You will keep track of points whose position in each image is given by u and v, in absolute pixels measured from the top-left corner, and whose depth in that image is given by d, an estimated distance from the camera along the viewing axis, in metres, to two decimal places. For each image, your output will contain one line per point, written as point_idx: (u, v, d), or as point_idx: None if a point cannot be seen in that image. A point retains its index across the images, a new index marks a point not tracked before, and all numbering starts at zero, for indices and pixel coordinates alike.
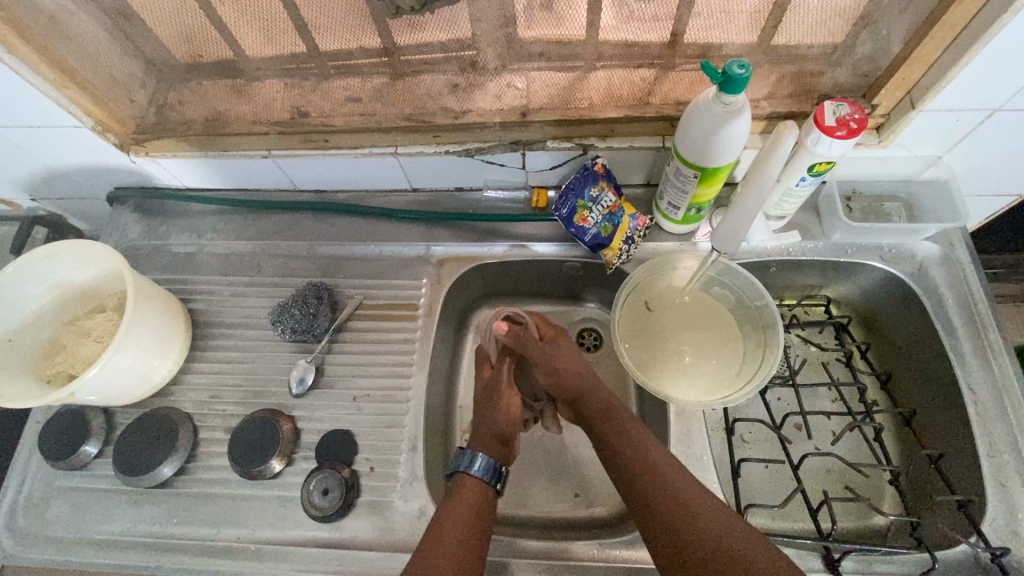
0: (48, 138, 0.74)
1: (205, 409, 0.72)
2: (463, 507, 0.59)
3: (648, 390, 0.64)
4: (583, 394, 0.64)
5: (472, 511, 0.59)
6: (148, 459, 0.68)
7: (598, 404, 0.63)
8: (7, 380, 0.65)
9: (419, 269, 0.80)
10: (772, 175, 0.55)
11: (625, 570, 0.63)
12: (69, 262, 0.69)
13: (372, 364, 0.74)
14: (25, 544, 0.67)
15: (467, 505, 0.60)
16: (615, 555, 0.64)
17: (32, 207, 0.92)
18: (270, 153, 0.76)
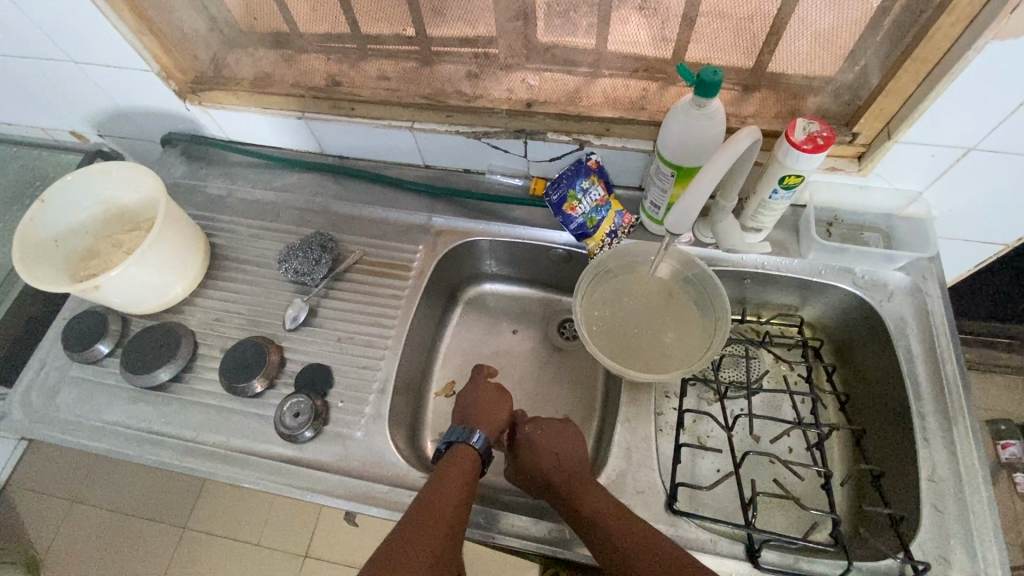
0: (118, 78, 0.85)
1: (208, 329, 0.80)
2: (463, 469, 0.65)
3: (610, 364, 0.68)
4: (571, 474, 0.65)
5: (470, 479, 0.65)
6: (149, 362, 0.75)
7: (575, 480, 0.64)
8: (46, 271, 0.74)
9: (418, 237, 0.87)
10: (724, 161, 0.59)
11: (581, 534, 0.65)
12: (117, 181, 0.79)
13: (360, 312, 0.81)
14: (34, 419, 0.75)
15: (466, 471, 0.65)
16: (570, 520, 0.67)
17: (97, 142, 1.06)
18: (304, 115, 0.86)
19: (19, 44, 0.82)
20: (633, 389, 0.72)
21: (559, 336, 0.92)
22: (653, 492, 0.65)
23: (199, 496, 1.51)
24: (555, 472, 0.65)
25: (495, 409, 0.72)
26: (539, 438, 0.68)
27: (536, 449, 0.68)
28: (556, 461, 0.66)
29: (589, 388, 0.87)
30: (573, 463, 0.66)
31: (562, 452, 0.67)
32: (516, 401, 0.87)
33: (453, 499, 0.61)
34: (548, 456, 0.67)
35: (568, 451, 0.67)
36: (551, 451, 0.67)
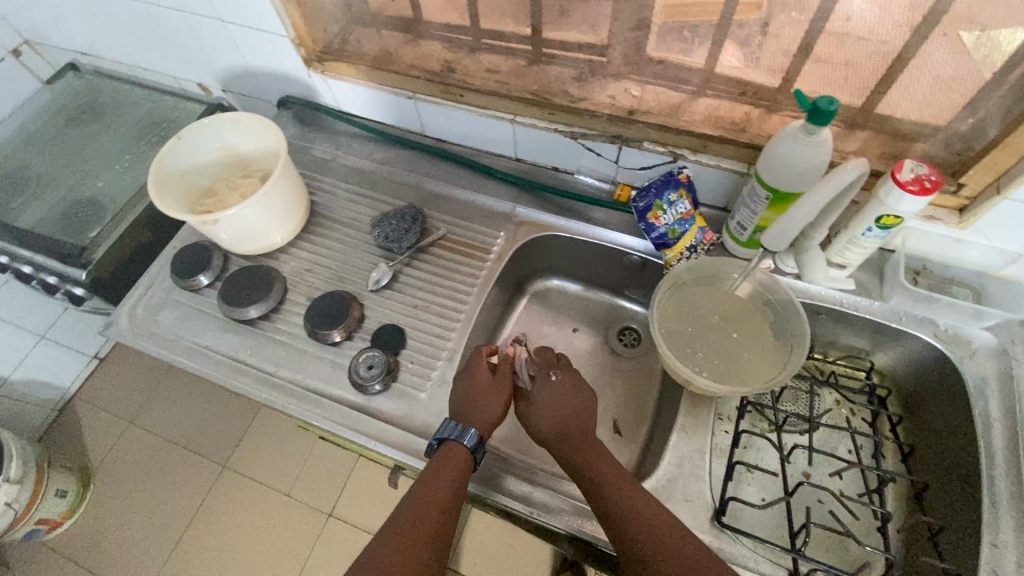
0: (256, 40, 0.94)
1: (298, 277, 0.87)
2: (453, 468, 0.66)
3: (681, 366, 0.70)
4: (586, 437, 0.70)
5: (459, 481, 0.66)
6: (244, 298, 0.82)
7: (588, 446, 0.68)
8: (173, 199, 0.82)
9: (501, 224, 0.91)
10: (824, 198, 0.64)
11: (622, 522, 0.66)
12: (244, 130, 0.86)
13: (438, 284, 0.85)
14: (136, 331, 0.82)
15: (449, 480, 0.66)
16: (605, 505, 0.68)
17: (220, 96, 1.16)
18: (414, 96, 0.91)
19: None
20: (693, 400, 0.73)
21: (618, 342, 0.94)
22: (701, 501, 0.66)
23: (242, 440, 1.59)
24: (575, 432, 0.70)
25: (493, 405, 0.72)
26: (564, 400, 0.72)
27: (557, 409, 0.72)
28: (574, 422, 0.71)
29: (642, 395, 0.89)
30: (587, 427, 0.71)
31: (578, 413, 0.72)
32: None
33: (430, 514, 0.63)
34: (567, 415, 0.71)
35: (583, 416, 0.71)
36: (571, 413, 0.72)
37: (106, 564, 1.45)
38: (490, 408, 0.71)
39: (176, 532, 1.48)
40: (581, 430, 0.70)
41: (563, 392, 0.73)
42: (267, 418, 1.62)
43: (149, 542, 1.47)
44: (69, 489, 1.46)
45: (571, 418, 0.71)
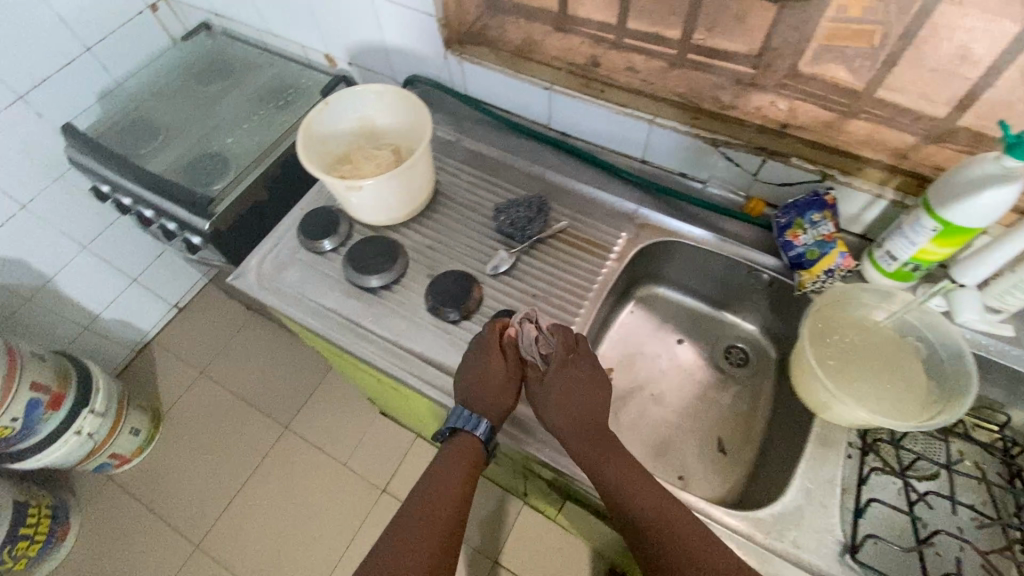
0: (400, 16, 0.95)
1: (420, 253, 0.88)
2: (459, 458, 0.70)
3: (834, 394, 0.66)
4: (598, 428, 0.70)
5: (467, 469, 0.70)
6: (367, 267, 0.84)
7: (601, 439, 0.69)
8: (314, 161, 0.83)
9: (622, 224, 0.89)
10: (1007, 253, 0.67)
11: (742, 542, 0.63)
12: (386, 103, 0.87)
13: (556, 277, 0.84)
14: (262, 285, 0.85)
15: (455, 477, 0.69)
16: (717, 517, 0.65)
17: (344, 68, 1.18)
18: (551, 87, 0.91)
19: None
20: (822, 431, 0.70)
21: (724, 359, 0.92)
22: (829, 536, 0.63)
23: (305, 405, 1.63)
24: (587, 422, 0.70)
25: (502, 395, 0.72)
26: (575, 388, 0.72)
27: (567, 397, 0.71)
28: (584, 411, 0.70)
29: (747, 416, 0.86)
30: (595, 416, 0.71)
31: (587, 399, 0.71)
32: (670, 405, 0.88)
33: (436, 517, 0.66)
34: (577, 404, 0.71)
35: (592, 404, 0.71)
36: (581, 402, 0.71)
37: (167, 506, 1.50)
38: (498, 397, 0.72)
39: (236, 484, 1.52)
40: (591, 419, 0.70)
41: (572, 378, 0.73)
42: (331, 387, 1.65)
43: (209, 491, 1.52)
44: (142, 428, 1.52)
45: (579, 408, 0.70)
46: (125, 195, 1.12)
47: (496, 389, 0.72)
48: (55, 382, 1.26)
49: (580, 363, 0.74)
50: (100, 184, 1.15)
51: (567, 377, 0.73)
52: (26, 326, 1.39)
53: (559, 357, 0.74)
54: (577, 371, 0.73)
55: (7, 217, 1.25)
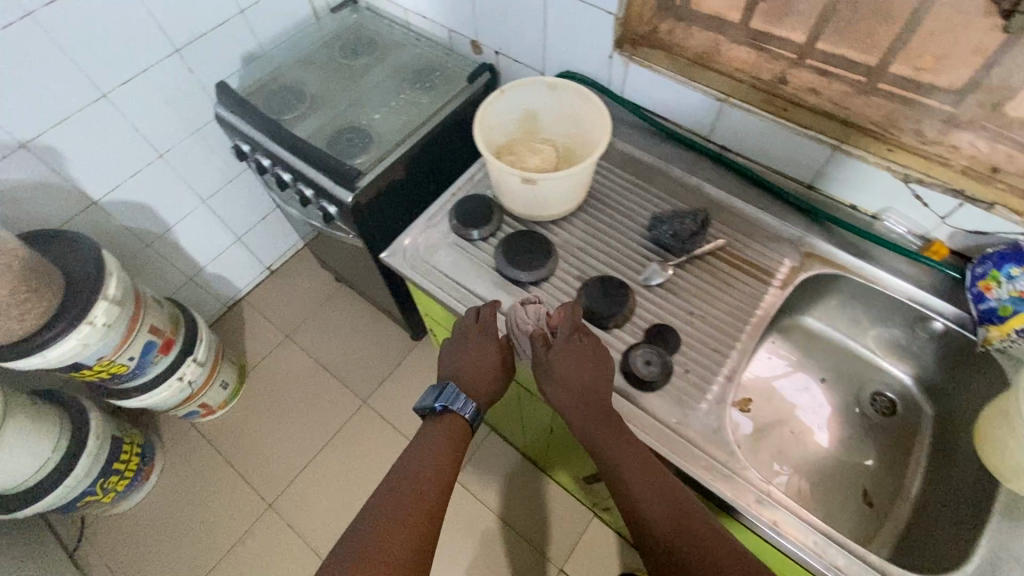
0: (574, 12, 0.94)
1: (571, 252, 0.86)
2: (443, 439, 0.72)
3: None
4: (596, 403, 0.68)
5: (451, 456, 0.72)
6: (514, 260, 0.83)
7: (600, 416, 0.68)
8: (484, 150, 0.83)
9: (785, 250, 0.85)
10: None
11: None
12: (557, 98, 0.86)
13: (715, 296, 0.80)
14: (414, 266, 0.86)
15: (444, 458, 0.70)
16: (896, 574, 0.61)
17: (489, 57, 1.18)
18: (725, 99, 0.86)
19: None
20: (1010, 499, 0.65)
21: (870, 406, 0.88)
22: None
23: (382, 383, 1.65)
24: (581, 399, 0.68)
25: (484, 373, 0.76)
26: (571, 362, 0.69)
27: (561, 372, 0.69)
28: (578, 386, 0.68)
29: (893, 469, 0.82)
30: (593, 390, 0.68)
31: (583, 374, 0.69)
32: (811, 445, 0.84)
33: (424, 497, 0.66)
34: (575, 380, 0.69)
35: (587, 378, 0.69)
36: (576, 376, 0.69)
37: (244, 461, 1.54)
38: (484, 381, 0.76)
39: (310, 450, 1.55)
40: (586, 394, 0.68)
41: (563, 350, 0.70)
42: (408, 369, 1.67)
43: (284, 452, 1.55)
44: (230, 383, 1.56)
45: (573, 382, 0.69)
46: (266, 158, 1.14)
47: (473, 367, 0.76)
48: (168, 327, 1.30)
49: (565, 346, 0.70)
50: (242, 143, 1.18)
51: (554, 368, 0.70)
52: (141, 270, 1.44)
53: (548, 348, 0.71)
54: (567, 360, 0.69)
55: (146, 163, 1.30)
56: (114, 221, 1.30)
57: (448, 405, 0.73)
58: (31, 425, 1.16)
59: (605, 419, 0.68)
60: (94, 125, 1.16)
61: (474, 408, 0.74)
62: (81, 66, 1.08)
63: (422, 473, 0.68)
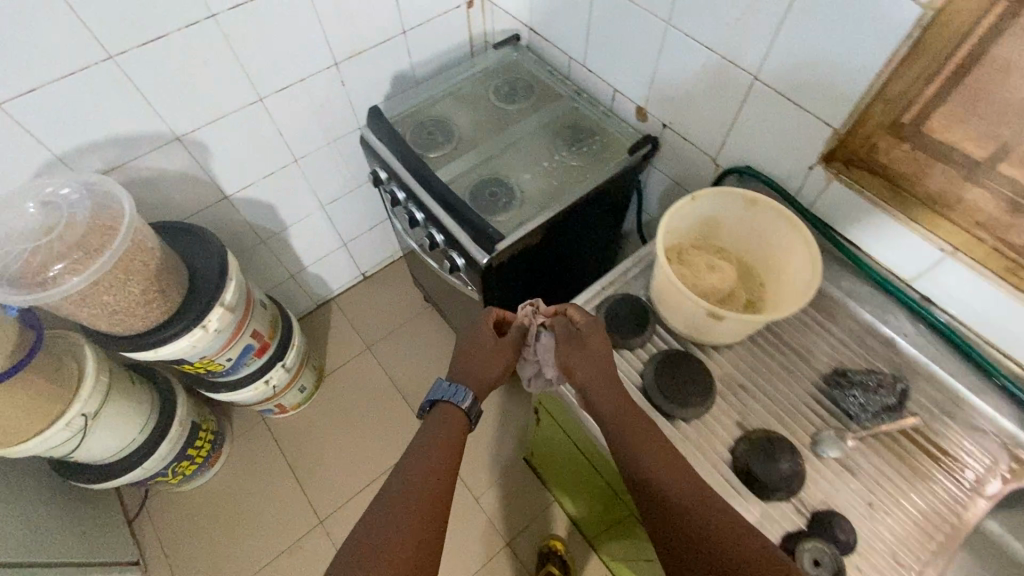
0: (783, 112, 0.83)
1: (732, 389, 0.75)
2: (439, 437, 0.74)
3: None
4: (603, 379, 0.73)
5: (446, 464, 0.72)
6: (665, 378, 0.73)
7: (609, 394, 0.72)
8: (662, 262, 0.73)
9: (993, 448, 0.71)
10: None
11: None
12: (753, 213, 0.75)
13: (902, 491, 0.68)
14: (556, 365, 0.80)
15: (441, 441, 0.74)
16: None
17: (655, 127, 1.08)
18: (951, 253, 0.73)
19: (734, 46, 0.84)
20: None
21: None
22: None
23: None
24: (592, 375, 0.73)
25: (491, 360, 0.83)
26: (586, 345, 0.76)
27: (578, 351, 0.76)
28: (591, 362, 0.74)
29: None
30: (603, 368, 0.74)
31: (595, 359, 0.74)
32: None
33: (423, 482, 0.69)
34: (587, 360, 0.74)
35: (598, 358, 0.74)
36: (591, 357, 0.74)
37: (305, 468, 1.53)
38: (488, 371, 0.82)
39: (369, 473, 1.52)
40: (600, 372, 0.73)
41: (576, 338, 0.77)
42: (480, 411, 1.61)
43: (344, 468, 1.53)
44: (307, 387, 1.55)
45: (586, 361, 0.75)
46: (402, 191, 1.11)
47: (482, 361, 0.82)
48: (267, 331, 1.28)
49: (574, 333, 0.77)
50: (381, 170, 1.15)
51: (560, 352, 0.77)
52: (250, 263, 1.44)
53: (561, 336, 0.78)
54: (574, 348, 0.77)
55: (281, 166, 1.29)
56: (239, 216, 1.31)
57: (443, 395, 0.79)
58: (127, 408, 1.16)
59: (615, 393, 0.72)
60: (245, 127, 1.16)
61: (471, 397, 0.79)
62: (248, 70, 1.08)
63: (416, 464, 0.71)
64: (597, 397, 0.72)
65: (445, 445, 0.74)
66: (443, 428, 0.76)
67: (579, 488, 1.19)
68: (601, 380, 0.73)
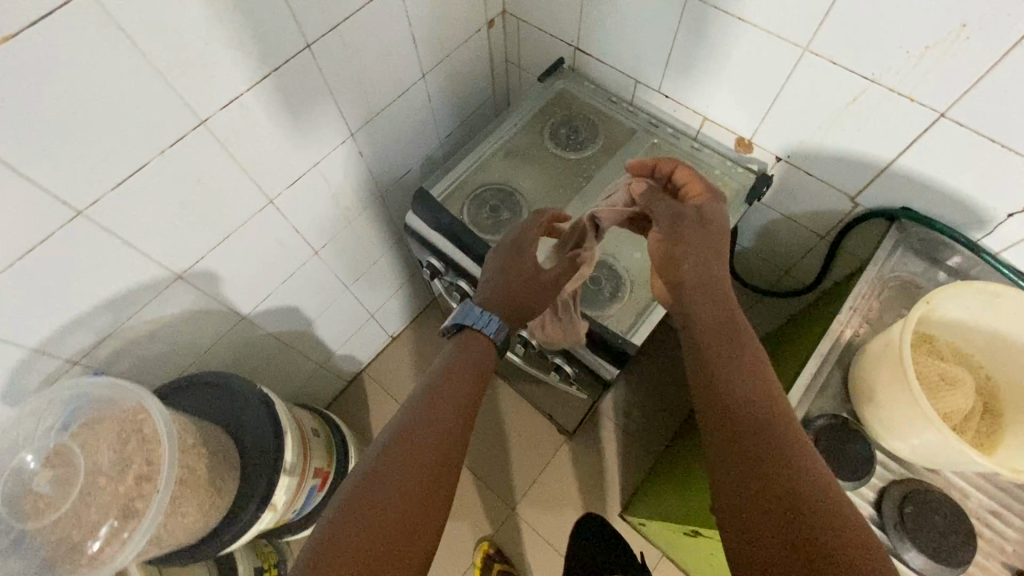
0: (976, 155, 0.67)
1: (983, 519, 0.62)
2: (467, 366, 0.67)
3: None
4: (706, 253, 0.69)
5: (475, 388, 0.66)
6: (919, 528, 0.60)
7: (705, 285, 0.68)
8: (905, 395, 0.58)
9: None
10: None
11: None
12: (992, 306, 0.61)
13: None
14: None
15: (474, 358, 0.69)
16: None
17: (762, 161, 0.91)
18: None
19: (908, 80, 0.66)
20: None
21: None
22: None
23: (532, 485, 1.45)
24: (689, 263, 0.69)
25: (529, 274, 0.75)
26: (688, 220, 0.73)
27: (680, 215, 0.73)
28: (695, 235, 0.71)
29: None
30: (705, 244, 0.70)
31: (696, 232, 0.72)
32: None
33: (455, 393, 0.64)
34: (688, 241, 0.71)
35: (697, 238, 0.71)
36: (692, 233, 0.72)
37: None
38: (523, 285, 0.74)
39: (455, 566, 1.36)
40: (707, 257, 0.69)
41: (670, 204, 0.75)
42: (560, 469, 1.46)
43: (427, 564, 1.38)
44: None
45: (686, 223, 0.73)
46: (465, 282, 0.91)
47: (519, 271, 0.75)
48: (325, 461, 1.07)
49: (689, 216, 0.73)
50: (438, 261, 0.94)
51: (671, 236, 0.72)
52: (277, 371, 1.22)
53: (672, 215, 0.74)
54: (693, 226, 0.72)
55: (301, 263, 1.05)
56: (261, 330, 1.07)
57: (470, 321, 0.72)
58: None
59: (703, 285, 0.67)
60: (257, 236, 0.91)
61: (503, 327, 0.71)
62: (254, 173, 0.83)
63: (446, 379, 0.65)
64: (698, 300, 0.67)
65: (470, 372, 0.67)
66: (473, 347, 0.70)
67: (688, 544, 1.05)
68: (709, 290, 0.67)
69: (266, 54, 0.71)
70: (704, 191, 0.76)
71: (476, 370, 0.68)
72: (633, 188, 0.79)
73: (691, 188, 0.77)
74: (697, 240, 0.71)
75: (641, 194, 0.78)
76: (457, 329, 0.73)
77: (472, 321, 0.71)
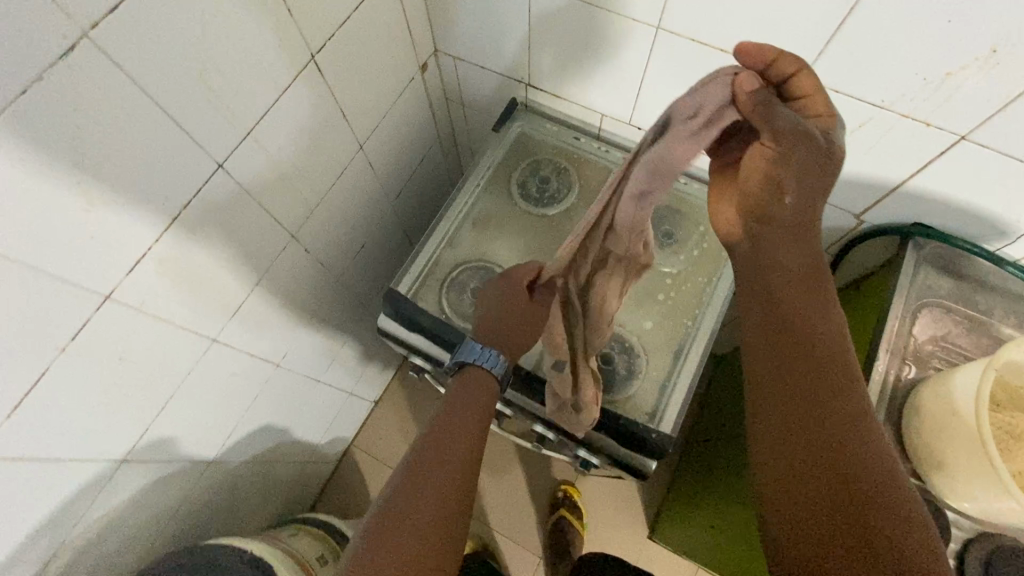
0: (1002, 176, 0.61)
1: None
2: (470, 405, 0.67)
3: None
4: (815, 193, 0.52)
5: (486, 414, 0.67)
6: None
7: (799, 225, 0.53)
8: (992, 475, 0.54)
9: None
10: None
11: None
12: None
13: None
14: None
15: (477, 398, 0.68)
16: None
17: None
18: None
19: (925, 107, 0.59)
20: None
21: None
22: None
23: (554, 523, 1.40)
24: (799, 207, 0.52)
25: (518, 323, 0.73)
26: (812, 150, 0.49)
27: (804, 131, 0.49)
28: (809, 169, 0.50)
29: None
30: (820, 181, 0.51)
31: (813, 170, 0.50)
32: None
33: (458, 430, 0.64)
34: (802, 175, 0.50)
35: (816, 176, 0.51)
36: (806, 163, 0.50)
37: None
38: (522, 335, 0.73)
39: None
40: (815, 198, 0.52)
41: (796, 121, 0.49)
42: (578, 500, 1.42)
43: None
44: None
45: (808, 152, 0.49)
46: None
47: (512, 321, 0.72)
48: None
49: (813, 141, 0.50)
50: (423, 361, 0.83)
51: (786, 156, 0.48)
52: (261, 489, 1.09)
53: (796, 131, 0.49)
54: (808, 153, 0.49)
55: (265, 379, 0.92)
56: (235, 460, 0.94)
57: (470, 359, 0.71)
58: None
59: (798, 226, 0.53)
60: (209, 377, 0.77)
61: (504, 362, 0.71)
62: (188, 320, 0.68)
63: (447, 419, 0.65)
64: (784, 239, 0.53)
65: (475, 411, 0.67)
66: (472, 387, 0.69)
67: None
68: (800, 231, 0.53)
69: (170, 193, 0.57)
70: (827, 114, 0.51)
71: (478, 408, 0.67)
72: (739, 82, 0.48)
73: (811, 107, 0.51)
74: (809, 165, 0.50)
75: (752, 96, 0.48)
76: (458, 365, 0.72)
77: (473, 359, 0.70)
